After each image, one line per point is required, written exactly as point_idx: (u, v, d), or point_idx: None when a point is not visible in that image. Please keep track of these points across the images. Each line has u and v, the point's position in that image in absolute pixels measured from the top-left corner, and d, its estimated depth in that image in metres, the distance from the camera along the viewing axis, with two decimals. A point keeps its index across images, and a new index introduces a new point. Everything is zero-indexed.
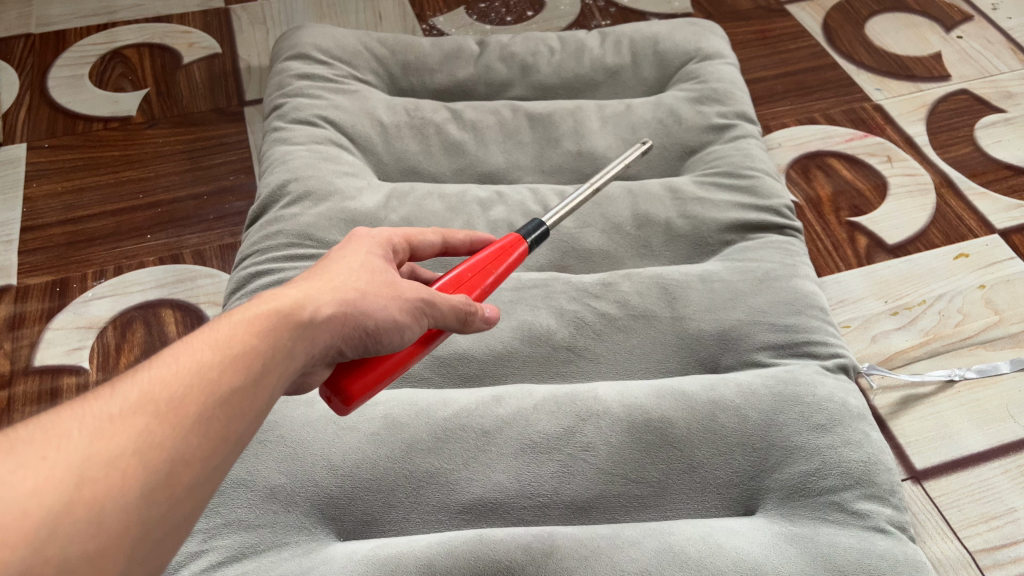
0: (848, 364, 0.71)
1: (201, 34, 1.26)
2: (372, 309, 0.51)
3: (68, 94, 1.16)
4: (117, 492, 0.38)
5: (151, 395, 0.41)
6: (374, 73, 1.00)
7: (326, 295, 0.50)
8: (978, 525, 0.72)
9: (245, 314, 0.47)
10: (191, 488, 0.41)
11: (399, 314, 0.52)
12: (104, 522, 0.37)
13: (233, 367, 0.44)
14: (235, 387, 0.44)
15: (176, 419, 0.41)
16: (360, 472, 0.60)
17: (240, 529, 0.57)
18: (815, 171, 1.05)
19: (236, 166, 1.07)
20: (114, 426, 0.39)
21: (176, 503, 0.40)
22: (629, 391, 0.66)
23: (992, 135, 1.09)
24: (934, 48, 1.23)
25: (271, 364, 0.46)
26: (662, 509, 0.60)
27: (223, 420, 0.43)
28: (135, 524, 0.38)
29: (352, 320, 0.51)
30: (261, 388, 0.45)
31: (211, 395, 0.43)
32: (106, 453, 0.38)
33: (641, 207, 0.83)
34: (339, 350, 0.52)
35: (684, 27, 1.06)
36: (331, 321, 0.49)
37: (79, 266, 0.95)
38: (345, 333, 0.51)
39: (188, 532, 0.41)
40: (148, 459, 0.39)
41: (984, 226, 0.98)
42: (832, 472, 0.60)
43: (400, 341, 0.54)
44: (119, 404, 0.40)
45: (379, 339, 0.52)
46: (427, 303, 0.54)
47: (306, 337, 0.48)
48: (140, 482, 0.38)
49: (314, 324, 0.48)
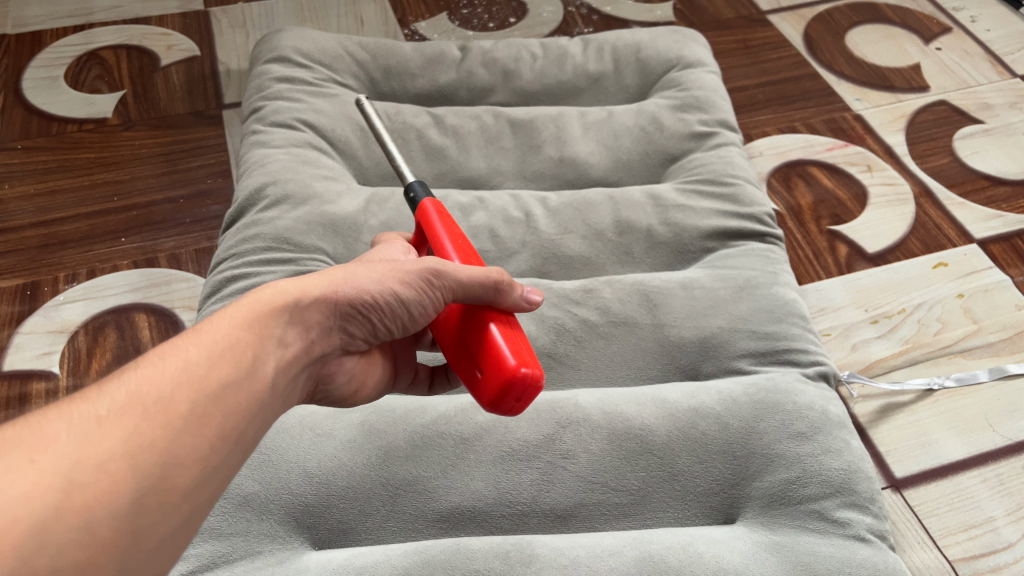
0: (829, 373, 0.70)
1: (180, 36, 1.25)
2: (361, 280, 0.52)
3: (44, 96, 1.14)
4: (108, 495, 0.37)
5: (139, 395, 0.41)
6: (355, 77, 0.99)
7: (312, 277, 0.51)
8: (957, 534, 0.72)
9: (234, 313, 0.47)
10: (187, 489, 0.40)
11: (397, 284, 0.52)
12: (95, 528, 0.36)
13: (223, 364, 0.44)
14: (225, 383, 0.44)
15: (166, 418, 0.41)
16: (336, 480, 0.59)
17: (212, 537, 0.56)
18: (796, 180, 1.06)
19: (214, 170, 1.06)
20: (103, 428, 0.39)
21: (171, 507, 0.40)
22: (609, 398, 0.65)
23: (971, 145, 1.10)
24: (914, 59, 1.24)
25: (263, 359, 0.46)
26: (642, 517, 0.60)
27: (217, 418, 0.43)
28: (126, 529, 0.37)
29: (345, 296, 0.51)
30: (252, 387, 0.45)
31: (202, 393, 0.43)
32: (95, 456, 0.38)
33: (622, 214, 0.83)
34: (340, 329, 0.52)
35: (666, 34, 1.06)
36: (318, 305, 0.50)
37: (51, 269, 0.93)
38: (336, 312, 0.51)
39: (185, 536, 0.41)
40: (139, 459, 0.39)
41: (964, 236, 0.98)
42: (813, 481, 0.60)
43: (408, 311, 0.53)
44: (107, 405, 0.40)
45: (381, 311, 0.52)
46: (430, 268, 0.53)
47: (297, 325, 0.49)
48: (131, 485, 0.38)
49: (304, 312, 0.49)
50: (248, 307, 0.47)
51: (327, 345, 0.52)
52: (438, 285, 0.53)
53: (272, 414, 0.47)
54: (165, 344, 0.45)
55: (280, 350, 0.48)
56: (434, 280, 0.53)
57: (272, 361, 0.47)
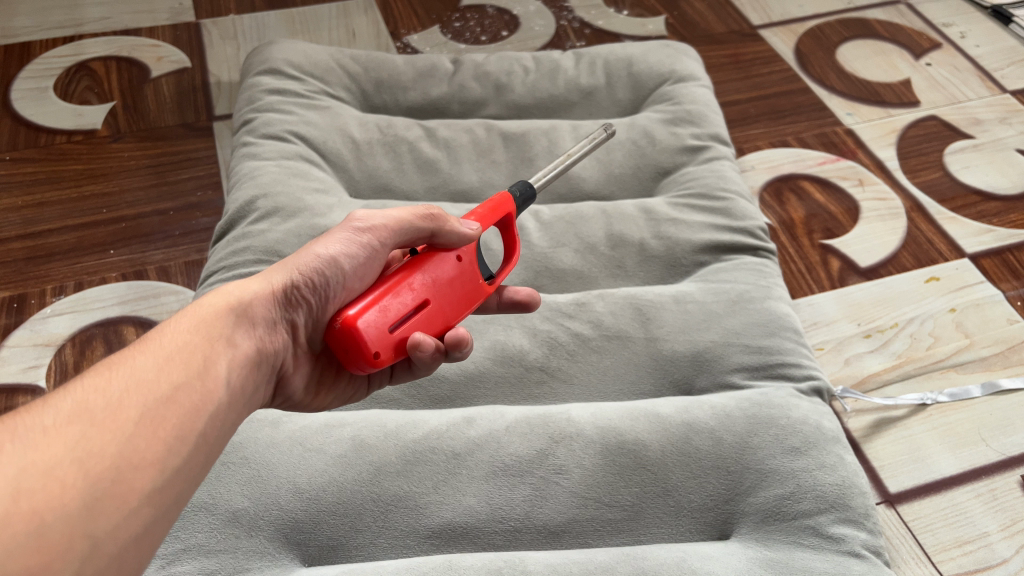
0: (823, 388, 0.70)
1: (171, 48, 1.24)
2: (293, 263, 0.55)
3: (32, 107, 1.13)
4: (58, 501, 0.37)
5: (85, 403, 0.41)
6: (346, 89, 0.99)
7: (249, 281, 0.54)
8: (952, 550, 0.72)
9: (177, 321, 0.49)
10: (146, 490, 0.41)
11: (321, 248, 0.55)
12: (47, 533, 0.36)
13: (174, 368, 0.45)
14: (176, 387, 0.45)
15: (116, 423, 0.41)
16: (327, 495, 0.58)
17: (199, 555, 0.55)
18: (788, 194, 1.06)
19: (204, 182, 1.05)
20: (49, 437, 0.39)
21: (131, 509, 0.40)
22: (602, 413, 0.64)
23: (961, 161, 1.10)
24: (904, 75, 1.25)
25: (213, 361, 0.48)
26: (635, 533, 0.59)
27: (171, 421, 0.43)
28: (81, 532, 0.37)
29: (279, 282, 0.54)
30: (206, 389, 0.46)
31: (153, 397, 0.43)
32: (41, 465, 0.38)
33: (615, 227, 0.83)
34: (288, 322, 0.55)
35: (658, 48, 1.06)
36: (260, 299, 0.53)
37: (38, 282, 0.92)
38: (281, 301, 0.54)
39: (151, 540, 0.41)
40: (89, 464, 0.39)
41: (955, 250, 0.99)
42: (807, 496, 0.60)
43: (343, 272, 0.56)
44: (52, 415, 0.40)
45: (319, 283, 0.55)
46: (350, 226, 0.57)
47: (244, 324, 0.51)
48: (82, 489, 0.38)
49: (248, 308, 0.52)
50: (191, 314, 0.50)
51: (278, 340, 0.54)
52: (365, 234, 0.57)
53: (231, 419, 0.48)
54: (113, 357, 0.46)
55: (230, 349, 0.49)
56: (359, 232, 0.57)
57: (224, 361, 0.48)
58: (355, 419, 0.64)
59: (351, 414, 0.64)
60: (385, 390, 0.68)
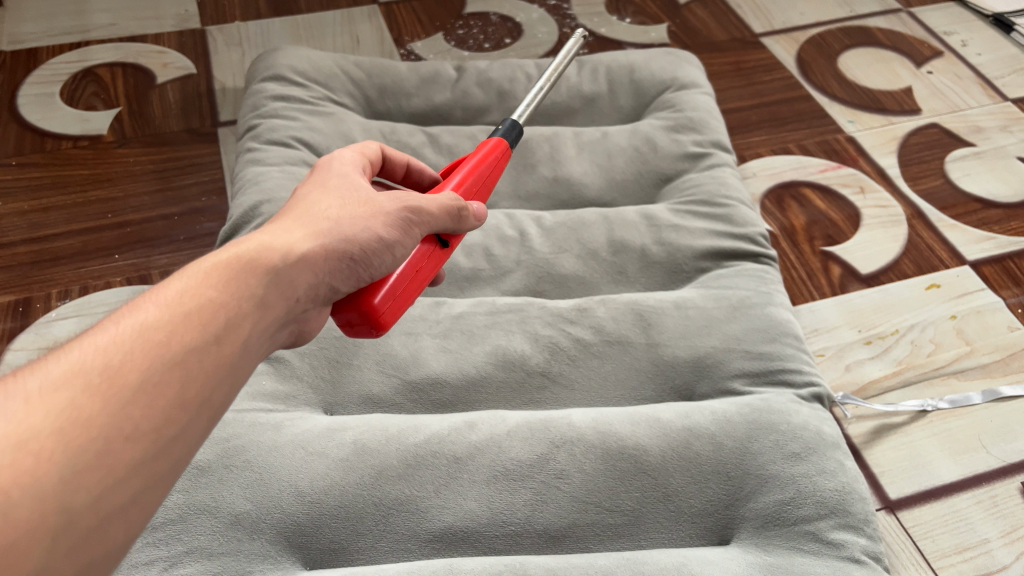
0: (822, 394, 0.70)
1: (176, 54, 1.25)
2: (349, 232, 0.50)
3: (39, 112, 1.14)
4: (33, 474, 0.33)
5: (79, 365, 0.37)
6: (350, 96, 1.00)
7: (289, 231, 0.49)
8: (952, 556, 0.72)
9: (198, 269, 0.44)
10: (134, 462, 0.37)
11: (383, 232, 0.52)
12: (16, 510, 0.32)
13: (187, 328, 0.41)
14: (186, 349, 0.40)
15: (112, 389, 0.37)
16: (329, 499, 0.59)
17: (201, 557, 0.55)
18: (789, 201, 1.06)
19: (208, 187, 1.05)
20: (33, 402, 0.35)
21: (114, 483, 0.36)
22: (603, 418, 0.65)
23: (962, 168, 1.11)
24: (905, 83, 1.25)
25: (232, 321, 0.43)
26: (636, 538, 0.59)
27: (173, 388, 0.39)
28: (57, 508, 0.34)
29: (325, 242, 0.49)
30: (220, 352, 0.42)
31: (160, 361, 0.39)
32: (20, 433, 0.34)
33: (616, 233, 0.83)
34: (328, 285, 0.50)
35: (660, 56, 1.07)
36: (299, 255, 0.48)
37: (43, 286, 0.93)
38: (328, 264, 0.49)
39: (140, 515, 0.38)
40: (73, 433, 0.35)
41: (956, 257, 0.99)
42: (807, 501, 0.60)
43: (392, 259, 0.53)
44: (41, 378, 0.36)
45: (371, 262, 0.51)
46: (408, 209, 0.54)
47: (279, 282, 0.46)
48: (61, 463, 0.34)
49: (286, 264, 0.47)
50: (213, 262, 0.45)
51: (313, 300, 0.50)
52: (417, 227, 0.54)
53: (244, 383, 0.44)
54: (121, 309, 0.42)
55: (257, 310, 0.45)
56: (414, 223, 0.54)
57: (246, 323, 0.44)
58: (357, 423, 0.64)
59: (353, 419, 0.64)
60: (387, 394, 0.68)
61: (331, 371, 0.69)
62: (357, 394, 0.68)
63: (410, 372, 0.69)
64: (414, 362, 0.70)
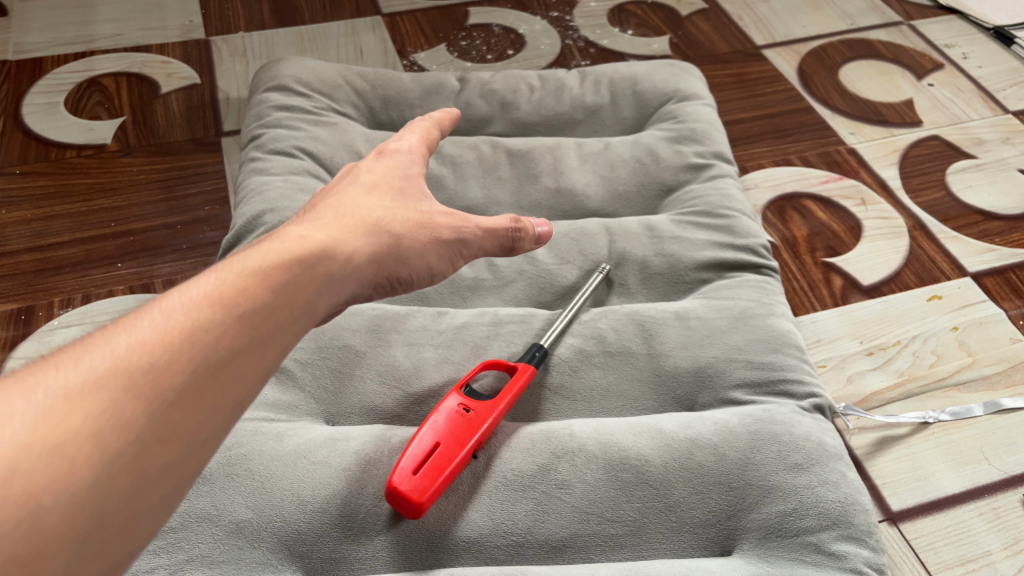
0: (825, 405, 0.70)
1: (181, 65, 1.26)
2: (407, 256, 0.57)
3: (43, 122, 1.15)
4: (66, 479, 0.35)
5: (123, 362, 0.38)
6: (354, 107, 1.00)
7: (347, 236, 0.52)
8: (955, 568, 0.72)
9: (247, 264, 0.46)
10: (168, 465, 0.38)
11: (433, 260, 0.59)
12: (43, 516, 0.34)
13: (233, 332, 0.42)
14: (231, 352, 0.42)
15: (154, 391, 0.38)
16: (331, 508, 0.59)
17: (202, 566, 0.55)
18: (791, 213, 1.06)
19: (212, 197, 1.06)
20: (71, 401, 0.36)
21: (147, 484, 0.38)
22: (604, 428, 0.65)
23: (964, 180, 1.11)
24: (906, 95, 1.26)
25: (278, 324, 0.45)
26: (638, 548, 0.59)
27: (214, 392, 0.41)
28: (86, 513, 0.35)
29: (380, 258, 0.54)
30: (262, 359, 0.43)
31: (202, 365, 0.40)
32: (56, 434, 0.35)
33: (618, 244, 0.83)
34: (373, 287, 0.55)
35: (662, 68, 1.07)
36: (343, 267, 0.50)
37: (46, 295, 0.93)
38: (374, 278, 0.54)
39: (164, 515, 0.39)
40: (109, 436, 0.37)
41: (957, 269, 0.99)
42: (810, 513, 0.60)
43: (434, 277, 0.61)
44: (82, 374, 0.38)
45: (413, 282, 0.59)
46: (460, 242, 0.61)
47: (326, 290, 0.49)
48: (94, 467, 0.36)
49: (332, 275, 0.49)
50: (264, 258, 0.46)
51: (351, 303, 0.53)
52: (464, 258, 0.63)
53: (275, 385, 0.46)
54: (168, 297, 0.43)
55: (302, 316, 0.46)
56: (460, 254, 0.62)
57: (288, 330, 0.45)
58: (361, 433, 0.64)
59: (356, 429, 0.64)
60: (389, 406, 0.68)
61: (334, 381, 0.69)
62: (360, 405, 0.68)
63: (412, 384, 0.69)
64: (416, 373, 0.70)
